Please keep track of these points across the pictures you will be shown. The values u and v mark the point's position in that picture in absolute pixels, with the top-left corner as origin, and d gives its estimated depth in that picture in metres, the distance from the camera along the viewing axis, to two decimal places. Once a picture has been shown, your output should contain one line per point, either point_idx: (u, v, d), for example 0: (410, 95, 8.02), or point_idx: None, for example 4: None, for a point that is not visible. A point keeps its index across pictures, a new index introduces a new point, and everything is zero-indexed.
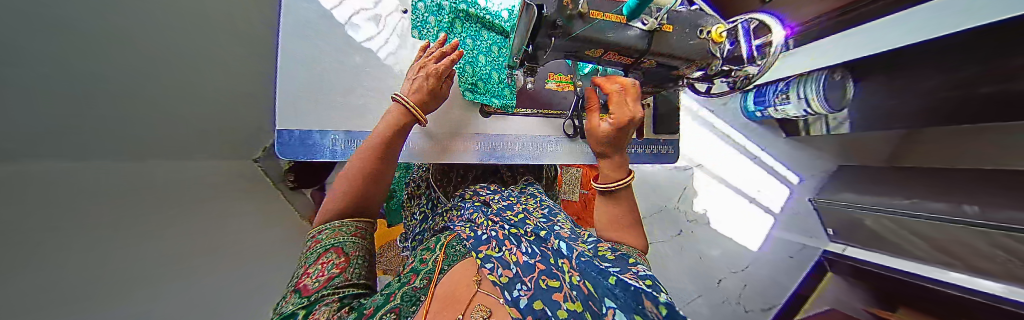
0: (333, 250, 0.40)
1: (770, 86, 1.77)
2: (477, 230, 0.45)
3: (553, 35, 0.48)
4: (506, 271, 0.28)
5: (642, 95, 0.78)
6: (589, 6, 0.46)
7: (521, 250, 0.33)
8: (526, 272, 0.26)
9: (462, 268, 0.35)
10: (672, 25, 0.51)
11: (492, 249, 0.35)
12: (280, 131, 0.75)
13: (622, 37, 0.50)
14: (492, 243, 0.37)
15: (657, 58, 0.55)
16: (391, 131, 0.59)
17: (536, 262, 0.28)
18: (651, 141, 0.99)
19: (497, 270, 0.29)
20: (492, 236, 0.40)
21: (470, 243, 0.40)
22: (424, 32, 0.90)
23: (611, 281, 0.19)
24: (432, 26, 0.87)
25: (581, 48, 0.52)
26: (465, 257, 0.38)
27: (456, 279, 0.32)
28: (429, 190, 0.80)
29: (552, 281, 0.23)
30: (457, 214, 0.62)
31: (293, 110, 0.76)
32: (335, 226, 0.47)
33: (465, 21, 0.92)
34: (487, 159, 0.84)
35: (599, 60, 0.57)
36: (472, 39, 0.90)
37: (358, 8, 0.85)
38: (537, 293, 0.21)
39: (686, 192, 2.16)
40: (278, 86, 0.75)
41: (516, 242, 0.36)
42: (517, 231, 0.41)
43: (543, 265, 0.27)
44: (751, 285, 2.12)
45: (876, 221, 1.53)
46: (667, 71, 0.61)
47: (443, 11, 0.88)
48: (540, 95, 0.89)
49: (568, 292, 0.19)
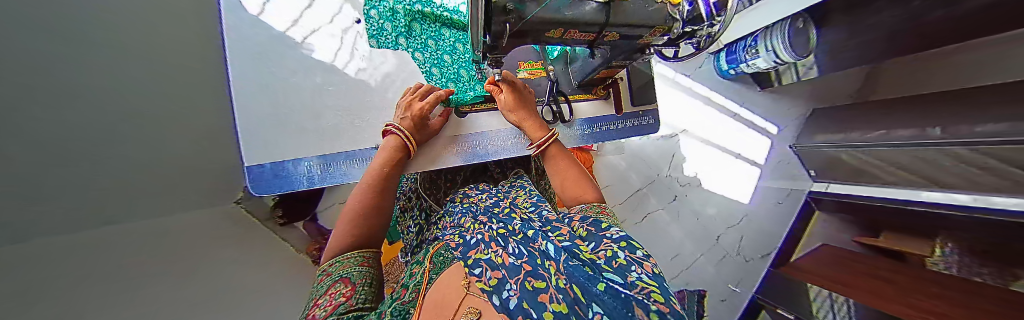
0: (342, 280, 0.38)
1: (742, 41, 1.80)
2: (466, 235, 0.44)
3: (508, 22, 0.47)
4: (494, 276, 0.27)
5: (613, 69, 0.78)
6: None
7: (509, 251, 0.33)
8: (513, 274, 0.26)
9: (453, 273, 0.35)
10: None
11: (480, 252, 0.34)
12: (251, 167, 0.72)
13: (573, 17, 0.48)
14: (480, 247, 0.37)
15: (618, 29, 0.54)
16: (392, 162, 0.61)
17: (524, 262, 0.28)
18: (632, 115, 1.00)
19: (485, 275, 0.29)
20: (480, 239, 0.39)
21: (459, 250, 0.39)
22: (383, 39, 0.87)
23: (599, 287, 0.19)
24: (389, 33, 0.88)
25: (541, 31, 0.51)
26: (453, 264, 0.38)
27: (445, 290, 0.32)
28: (419, 200, 0.79)
29: (539, 282, 0.22)
30: (449, 219, 0.61)
31: (257, 144, 0.72)
32: (344, 258, 0.44)
33: (423, 22, 0.94)
34: (473, 159, 0.82)
35: (564, 39, 0.56)
36: (434, 39, 0.94)
37: (310, 27, 0.81)
38: (524, 297, 0.20)
39: (675, 159, 2.21)
40: (238, 123, 0.71)
41: (504, 243, 0.36)
42: (505, 231, 0.40)
43: (530, 266, 0.27)
44: (747, 236, 2.22)
45: (853, 155, 1.61)
46: (631, 41, 0.61)
47: (398, 15, 0.89)
48: None
49: (555, 294, 0.19)
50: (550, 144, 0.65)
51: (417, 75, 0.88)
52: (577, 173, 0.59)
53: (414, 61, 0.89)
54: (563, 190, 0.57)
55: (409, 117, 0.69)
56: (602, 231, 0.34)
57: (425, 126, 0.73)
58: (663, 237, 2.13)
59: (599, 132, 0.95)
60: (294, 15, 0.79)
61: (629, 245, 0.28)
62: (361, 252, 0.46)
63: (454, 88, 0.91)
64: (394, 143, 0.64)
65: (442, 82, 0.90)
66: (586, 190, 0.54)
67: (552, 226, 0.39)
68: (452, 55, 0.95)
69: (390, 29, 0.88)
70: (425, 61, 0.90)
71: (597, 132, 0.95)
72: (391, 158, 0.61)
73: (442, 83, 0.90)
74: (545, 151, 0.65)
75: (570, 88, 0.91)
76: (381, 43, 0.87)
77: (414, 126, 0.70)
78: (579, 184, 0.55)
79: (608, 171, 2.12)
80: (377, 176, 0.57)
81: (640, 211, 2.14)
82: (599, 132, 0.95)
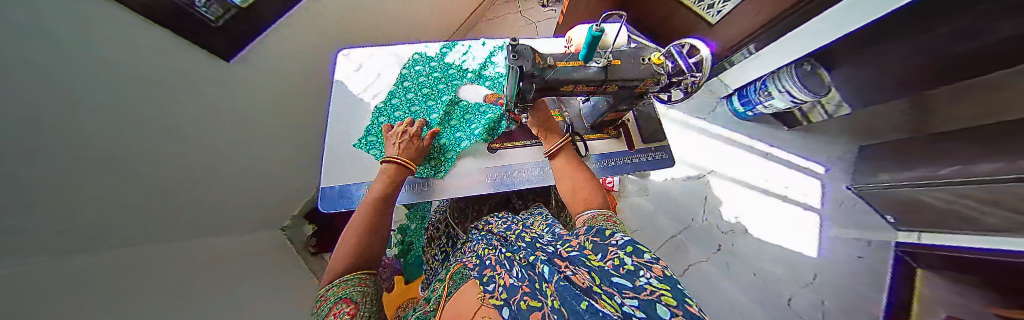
0: (344, 301, 0.47)
1: (751, 85, 1.91)
2: (481, 257, 0.50)
3: (533, 82, 0.60)
4: (503, 291, 0.33)
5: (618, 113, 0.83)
6: (555, 59, 0.59)
7: (512, 274, 0.38)
8: (512, 294, 0.32)
9: (467, 291, 0.41)
10: (620, 59, 0.61)
11: (490, 272, 0.40)
12: (324, 187, 0.86)
13: (582, 75, 0.59)
14: (491, 269, 0.42)
15: (614, 82, 0.62)
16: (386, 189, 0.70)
17: (524, 285, 0.33)
18: (644, 150, 0.98)
19: (497, 290, 0.35)
20: (489, 263, 0.45)
21: (473, 269, 0.45)
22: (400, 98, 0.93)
23: (582, 306, 0.24)
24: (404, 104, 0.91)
25: (555, 86, 0.62)
26: (468, 280, 0.44)
27: (463, 307, 0.38)
28: (448, 229, 0.88)
29: (534, 302, 0.28)
30: (468, 245, 0.66)
31: (334, 170, 0.87)
32: (344, 280, 0.53)
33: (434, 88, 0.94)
34: (497, 188, 0.87)
35: (573, 92, 0.67)
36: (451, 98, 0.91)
37: (370, 85, 0.98)
38: (521, 315, 0.27)
39: (709, 202, 2.06)
40: (323, 159, 0.88)
41: (509, 267, 0.41)
42: (512, 256, 0.45)
43: (528, 288, 0.32)
44: (831, 302, 1.76)
45: (936, 195, 1.40)
46: (627, 91, 0.67)
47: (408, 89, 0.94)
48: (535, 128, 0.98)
49: (548, 313, 0.25)
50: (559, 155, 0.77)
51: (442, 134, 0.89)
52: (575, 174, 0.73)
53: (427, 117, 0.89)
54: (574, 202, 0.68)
55: (410, 141, 0.78)
56: (607, 239, 0.40)
57: (417, 149, 0.79)
58: (716, 295, 1.83)
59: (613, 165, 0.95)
60: (361, 76, 0.99)
61: (634, 250, 0.34)
62: (347, 275, 0.55)
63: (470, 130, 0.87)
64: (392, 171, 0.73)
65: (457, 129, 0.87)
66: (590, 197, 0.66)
67: (552, 252, 0.42)
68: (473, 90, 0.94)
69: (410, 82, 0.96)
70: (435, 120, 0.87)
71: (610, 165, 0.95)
72: (381, 194, 0.69)
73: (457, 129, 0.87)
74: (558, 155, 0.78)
75: (583, 128, 0.97)
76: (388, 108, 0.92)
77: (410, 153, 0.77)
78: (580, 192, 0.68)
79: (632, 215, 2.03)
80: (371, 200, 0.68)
81: (679, 262, 1.91)
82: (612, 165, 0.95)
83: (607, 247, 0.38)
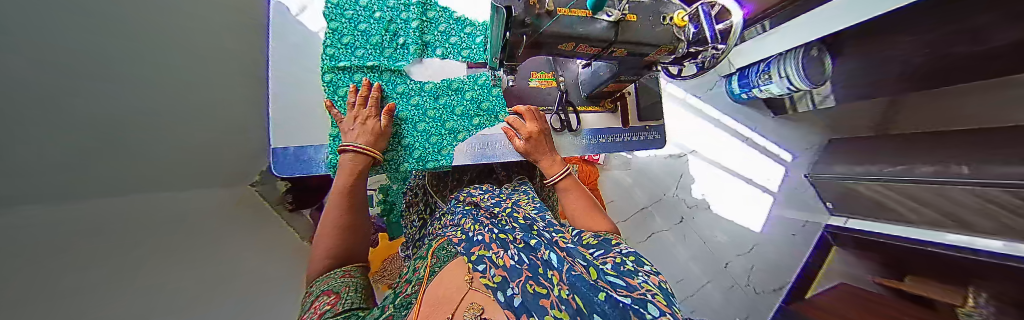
0: (326, 293, 0.39)
1: (755, 66, 1.79)
2: (467, 232, 0.47)
3: (525, 33, 0.47)
4: (498, 274, 0.30)
5: (621, 83, 0.68)
6: (557, 4, 0.46)
7: (510, 254, 0.34)
8: (514, 275, 0.27)
9: (453, 269, 0.38)
10: (637, 13, 0.48)
11: (482, 250, 0.37)
12: (276, 149, 0.73)
13: (588, 30, 0.48)
14: (481, 245, 0.39)
15: (625, 46, 0.51)
16: (348, 188, 0.54)
17: (525, 267, 0.29)
18: (638, 130, 0.79)
19: (487, 272, 0.31)
20: (481, 239, 0.41)
21: (461, 246, 0.42)
22: (358, 25, 0.65)
23: (600, 297, 0.19)
24: (367, 32, 0.65)
25: (551, 44, 0.51)
26: (455, 259, 0.41)
27: (446, 286, 0.34)
28: (427, 198, 0.85)
29: (540, 287, 0.22)
30: (450, 217, 0.63)
31: (287, 128, 0.74)
32: (340, 272, 0.45)
33: (408, 14, 0.67)
34: (479, 160, 0.68)
35: (574, 53, 0.55)
36: (430, 37, 0.68)
37: None
38: (526, 297, 0.20)
39: (683, 180, 2.18)
40: (269, 114, 0.73)
41: (505, 247, 0.38)
42: (506, 236, 0.42)
43: (532, 273, 0.27)
44: (757, 267, 2.11)
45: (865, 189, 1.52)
46: (637, 57, 0.56)
47: (374, 9, 0.66)
48: (525, 98, 0.72)
49: (557, 299, 0.18)
50: (563, 177, 0.61)
51: (420, 78, 0.67)
52: (587, 204, 0.57)
53: (399, 54, 0.66)
54: (574, 220, 0.55)
55: (368, 125, 0.58)
56: (613, 246, 0.41)
57: (377, 131, 0.59)
58: (671, 260, 2.08)
59: (609, 143, 0.77)
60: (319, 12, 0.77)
61: (637, 261, 0.32)
62: (342, 270, 0.46)
63: (440, 108, 0.67)
64: (351, 164, 0.56)
65: (422, 104, 0.66)
66: (597, 222, 0.53)
67: (555, 238, 0.41)
68: (441, 49, 0.68)
69: (352, 11, 0.65)
70: (405, 62, 0.66)
71: (606, 143, 0.77)
72: (344, 191, 0.54)
73: (420, 102, 0.66)
74: (559, 182, 0.61)
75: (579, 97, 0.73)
76: (330, 51, 0.62)
77: (372, 138, 0.58)
78: (590, 215, 0.54)
79: (613, 186, 2.05)
80: (338, 198, 0.54)
81: (643, 231, 2.07)
82: (608, 143, 0.77)
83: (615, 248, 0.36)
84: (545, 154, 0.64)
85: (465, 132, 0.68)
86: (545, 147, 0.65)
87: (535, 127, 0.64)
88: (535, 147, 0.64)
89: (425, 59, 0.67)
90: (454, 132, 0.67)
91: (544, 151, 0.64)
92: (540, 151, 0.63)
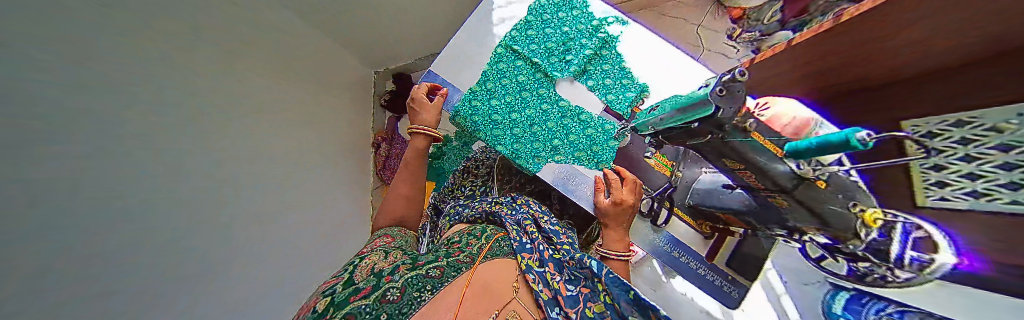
0: (386, 236, 0.55)
1: None
2: (526, 237, 0.51)
3: (713, 134, 0.39)
4: (548, 293, 0.39)
5: (745, 223, 0.57)
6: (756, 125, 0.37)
7: (564, 280, 0.42)
8: (569, 305, 0.38)
9: (500, 266, 0.43)
10: (829, 181, 0.37)
11: (534, 262, 0.44)
12: (432, 71, 0.79)
13: (766, 166, 0.38)
14: (535, 256, 0.46)
15: (793, 202, 0.41)
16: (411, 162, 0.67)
17: (575, 304, 0.39)
18: (715, 270, 0.69)
19: (541, 287, 0.40)
20: (538, 250, 0.47)
21: (517, 247, 0.48)
22: (546, 28, 0.77)
23: None
24: (549, 37, 0.76)
25: (717, 151, 0.43)
26: (505, 257, 0.46)
27: (496, 274, 0.41)
28: (487, 185, 0.92)
29: None
30: (507, 211, 0.65)
31: (450, 60, 0.79)
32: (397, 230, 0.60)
33: (586, 42, 0.75)
34: (558, 185, 0.70)
35: (731, 170, 0.46)
36: (591, 69, 0.74)
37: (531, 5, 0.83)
38: None
39: None
40: (447, 46, 0.80)
41: (559, 268, 0.45)
42: (562, 255, 0.49)
43: (587, 289, 0.42)
44: None
45: None
46: (785, 218, 0.45)
47: (566, 24, 0.76)
48: (634, 166, 0.70)
49: None
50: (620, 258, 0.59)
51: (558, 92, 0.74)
52: None
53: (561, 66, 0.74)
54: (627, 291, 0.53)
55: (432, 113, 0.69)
56: None
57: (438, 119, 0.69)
58: None
59: (676, 260, 0.70)
60: None
61: None
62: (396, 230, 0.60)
63: (559, 125, 0.72)
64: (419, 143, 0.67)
65: (549, 114, 0.72)
66: None
67: None
68: (593, 82, 0.73)
69: (550, 17, 0.77)
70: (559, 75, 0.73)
71: (673, 257, 0.70)
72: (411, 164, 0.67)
73: (548, 111, 0.73)
74: (618, 259, 0.59)
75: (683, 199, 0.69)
76: (515, 36, 0.77)
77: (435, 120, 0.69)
78: None
79: None
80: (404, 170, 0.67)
81: None
82: (675, 260, 0.70)
83: None
84: (620, 224, 0.62)
85: (564, 156, 0.71)
86: (626, 220, 0.63)
87: (633, 199, 0.62)
88: (615, 216, 0.62)
89: (576, 82, 0.74)
90: (555, 150, 0.71)
91: (621, 222, 0.62)
92: (619, 219, 0.62)
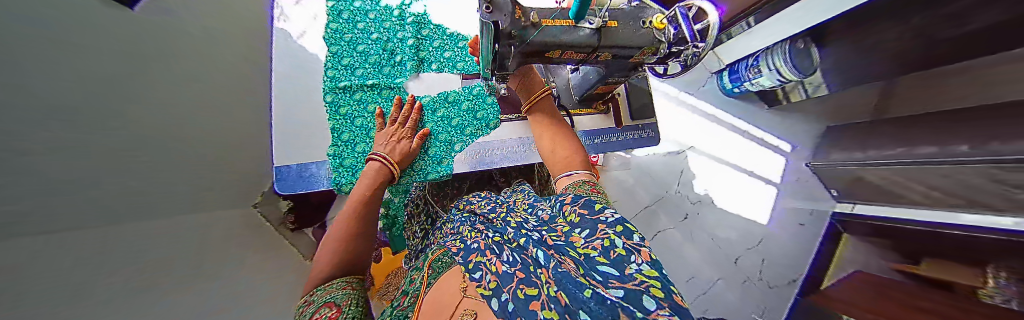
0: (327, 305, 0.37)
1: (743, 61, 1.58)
2: (466, 240, 0.44)
3: (512, 45, 0.41)
4: (492, 280, 0.29)
5: (611, 86, 0.65)
6: (539, 15, 0.40)
7: (503, 258, 0.31)
8: (506, 281, 0.27)
9: (450, 280, 0.38)
10: (617, 20, 0.44)
11: (478, 256, 0.36)
12: (278, 167, 0.62)
13: (574, 37, 0.42)
14: (479, 252, 0.37)
15: (608, 53, 0.47)
16: (364, 196, 0.54)
17: (517, 270, 0.27)
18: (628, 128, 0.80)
19: (484, 280, 0.31)
20: (477, 246, 0.38)
21: (460, 254, 0.41)
22: (359, 46, 0.69)
23: (586, 292, 0.18)
24: (370, 52, 0.69)
25: (539, 55, 0.45)
26: (452, 268, 0.41)
27: (445, 292, 0.37)
28: (428, 208, 0.86)
29: (530, 289, 0.22)
30: (449, 227, 0.60)
31: (290, 141, 0.64)
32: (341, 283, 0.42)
33: (402, 34, 0.71)
34: (477, 167, 0.70)
35: (557, 61, 0.50)
36: (426, 53, 0.72)
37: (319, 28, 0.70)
38: (516, 306, 0.21)
39: (684, 176, 1.86)
40: (274, 128, 0.63)
41: (499, 251, 0.34)
42: (501, 238, 0.38)
43: (522, 274, 0.26)
44: (771, 260, 1.74)
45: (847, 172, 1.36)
46: (622, 60, 0.51)
47: (373, 30, 0.70)
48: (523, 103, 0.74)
49: (546, 300, 0.19)
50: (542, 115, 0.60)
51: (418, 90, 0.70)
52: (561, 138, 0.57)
53: (400, 67, 0.69)
54: (552, 165, 0.55)
55: (401, 144, 0.62)
56: (595, 213, 0.33)
57: (407, 153, 0.63)
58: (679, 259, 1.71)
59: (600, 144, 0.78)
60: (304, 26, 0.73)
61: (625, 230, 0.27)
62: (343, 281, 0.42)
63: (437, 119, 0.69)
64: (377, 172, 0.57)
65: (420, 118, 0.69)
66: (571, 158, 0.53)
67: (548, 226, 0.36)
68: (435, 64, 0.72)
69: (351, 34, 0.69)
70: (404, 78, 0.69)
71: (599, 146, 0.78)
72: (363, 196, 0.53)
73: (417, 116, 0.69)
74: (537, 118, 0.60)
75: (569, 101, 0.76)
76: (335, 74, 0.67)
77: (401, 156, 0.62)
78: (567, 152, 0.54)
79: (615, 188, 1.80)
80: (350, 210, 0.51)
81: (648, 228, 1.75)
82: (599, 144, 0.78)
83: (596, 224, 0.30)
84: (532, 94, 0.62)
85: (461, 142, 0.69)
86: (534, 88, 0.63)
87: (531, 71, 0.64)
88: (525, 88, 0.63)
89: (420, 74, 0.70)
90: (450, 142, 0.69)
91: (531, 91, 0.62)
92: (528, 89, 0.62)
